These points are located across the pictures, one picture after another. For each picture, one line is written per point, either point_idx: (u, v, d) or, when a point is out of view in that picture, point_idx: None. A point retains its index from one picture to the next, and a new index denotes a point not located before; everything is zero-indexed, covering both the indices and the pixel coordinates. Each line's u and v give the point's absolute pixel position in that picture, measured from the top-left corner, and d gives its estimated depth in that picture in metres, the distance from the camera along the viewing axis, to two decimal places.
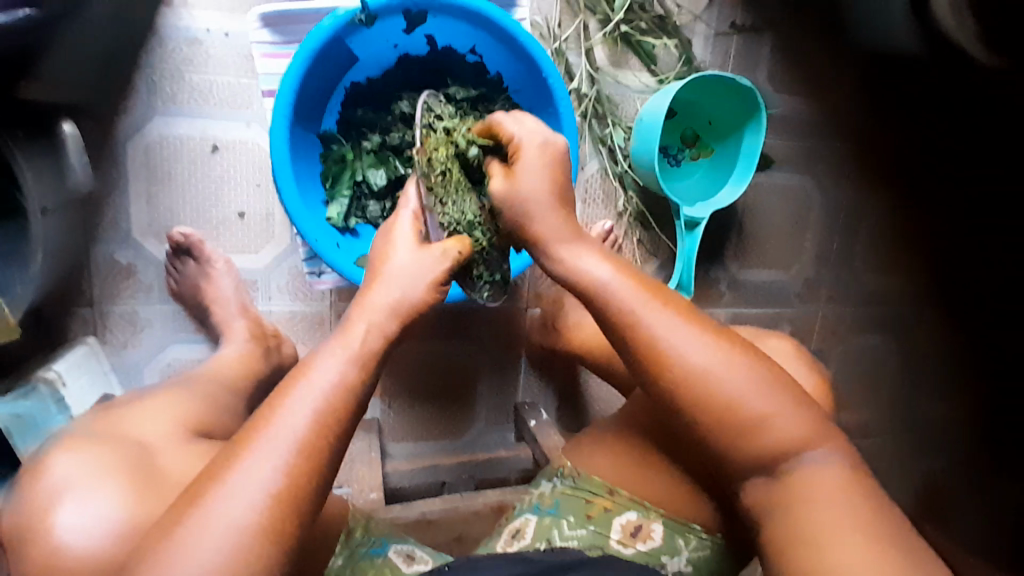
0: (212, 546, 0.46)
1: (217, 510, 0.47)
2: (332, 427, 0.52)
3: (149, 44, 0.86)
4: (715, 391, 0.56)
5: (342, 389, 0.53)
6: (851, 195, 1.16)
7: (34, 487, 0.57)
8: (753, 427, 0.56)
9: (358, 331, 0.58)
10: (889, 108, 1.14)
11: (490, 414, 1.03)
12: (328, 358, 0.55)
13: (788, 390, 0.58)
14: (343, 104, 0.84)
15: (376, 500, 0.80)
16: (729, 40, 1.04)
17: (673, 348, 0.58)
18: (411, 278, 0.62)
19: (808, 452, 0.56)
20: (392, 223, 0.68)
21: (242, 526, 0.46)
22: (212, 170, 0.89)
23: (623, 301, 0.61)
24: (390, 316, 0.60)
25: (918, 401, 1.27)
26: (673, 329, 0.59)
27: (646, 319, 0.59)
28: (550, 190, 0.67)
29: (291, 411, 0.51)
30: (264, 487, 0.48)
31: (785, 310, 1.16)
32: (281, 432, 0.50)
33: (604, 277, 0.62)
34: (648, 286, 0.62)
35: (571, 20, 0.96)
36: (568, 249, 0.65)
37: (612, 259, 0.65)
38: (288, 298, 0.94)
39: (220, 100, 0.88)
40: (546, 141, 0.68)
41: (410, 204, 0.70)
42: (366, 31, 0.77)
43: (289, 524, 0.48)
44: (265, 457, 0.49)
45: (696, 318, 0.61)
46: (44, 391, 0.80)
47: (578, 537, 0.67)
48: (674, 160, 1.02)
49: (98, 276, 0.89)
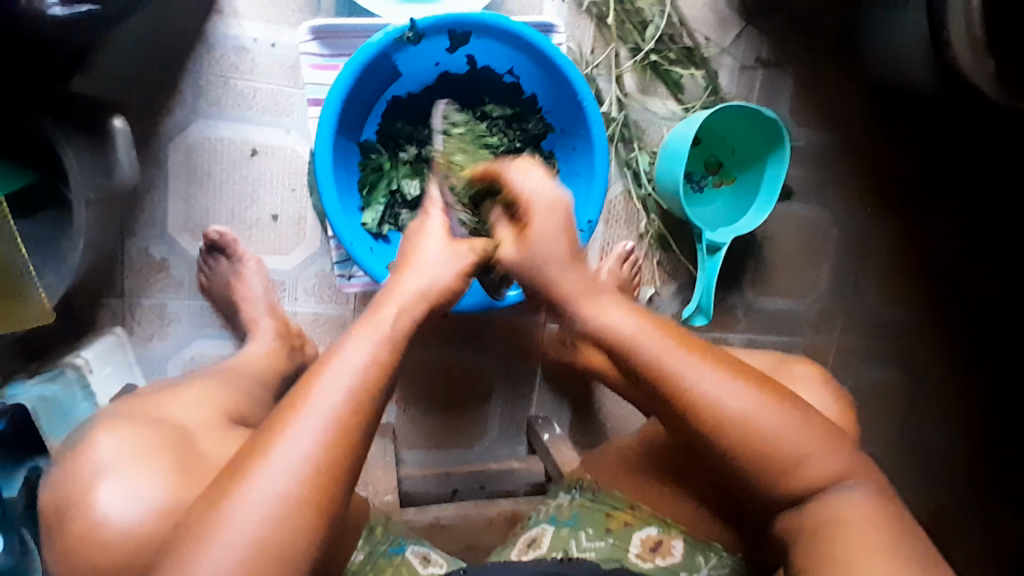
0: (254, 518, 0.47)
1: (253, 496, 0.48)
2: (364, 404, 0.53)
3: (199, 50, 0.90)
4: (754, 436, 0.58)
5: (375, 368, 0.54)
6: (867, 230, 1.18)
7: (71, 466, 0.58)
8: (792, 467, 0.58)
9: (388, 315, 0.58)
10: (907, 147, 1.17)
11: (503, 425, 1.04)
12: (356, 341, 0.56)
13: (819, 430, 0.59)
14: (383, 116, 0.87)
15: (391, 503, 0.80)
16: (755, 73, 1.07)
17: (710, 397, 0.58)
18: (441, 265, 0.65)
19: (844, 485, 0.58)
20: (424, 219, 0.69)
21: (283, 496, 0.48)
22: (250, 172, 0.92)
23: (649, 348, 0.61)
24: (418, 299, 0.62)
25: (929, 438, 1.27)
26: (706, 376, 0.59)
27: (678, 370, 0.60)
28: (563, 248, 0.68)
29: (325, 388, 0.52)
30: (302, 458, 0.49)
31: (800, 339, 1.17)
32: (316, 407, 0.51)
33: (627, 328, 0.63)
34: (667, 330, 0.63)
35: (602, 47, 1.00)
36: (591, 302, 0.66)
37: (635, 310, 0.65)
38: (313, 300, 0.97)
39: (263, 106, 0.92)
40: (553, 200, 0.69)
41: (438, 204, 0.72)
42: (412, 48, 0.81)
43: (323, 508, 0.49)
44: (303, 433, 0.50)
45: (722, 359, 0.62)
46: (71, 376, 0.80)
47: (596, 549, 0.68)
48: (696, 186, 1.04)
49: (132, 268, 0.91)
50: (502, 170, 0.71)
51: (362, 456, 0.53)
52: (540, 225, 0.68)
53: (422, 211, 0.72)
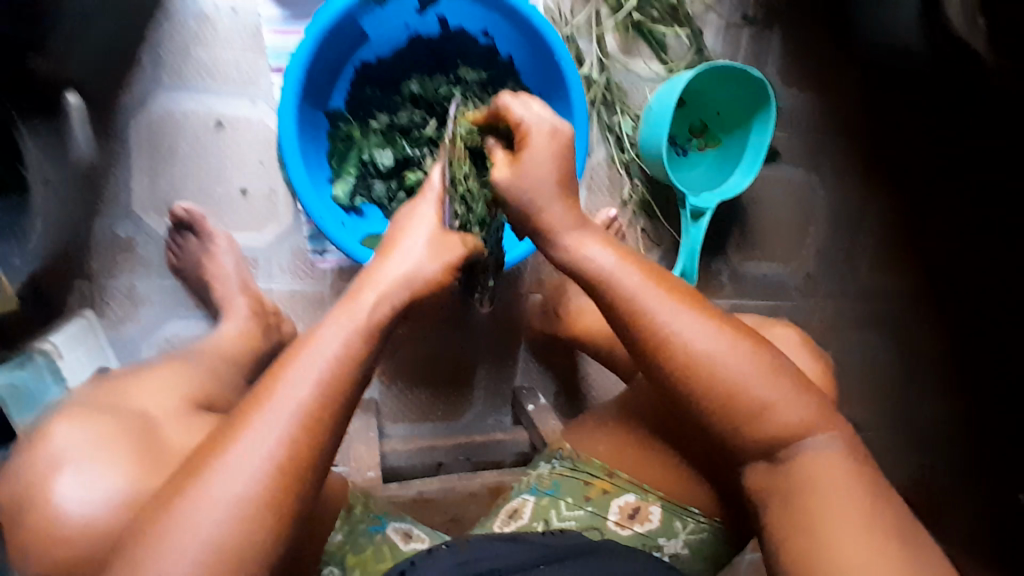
0: (215, 518, 0.46)
1: (216, 488, 0.47)
2: (333, 400, 0.51)
3: (156, 16, 0.85)
4: (719, 376, 0.56)
5: (344, 360, 0.53)
6: (854, 192, 1.16)
7: (36, 453, 0.57)
8: (754, 415, 0.56)
9: (366, 302, 0.56)
10: (895, 106, 1.14)
11: (488, 399, 1.03)
12: (332, 326, 0.54)
13: (792, 379, 0.58)
14: (352, 82, 0.84)
15: (373, 479, 0.79)
16: (740, 32, 1.03)
17: (677, 334, 0.58)
18: (425, 255, 0.61)
19: (808, 439, 0.57)
20: (413, 208, 0.65)
21: (245, 497, 0.47)
22: (216, 145, 0.88)
23: (631, 290, 0.60)
24: (401, 287, 0.58)
25: (914, 399, 1.27)
26: (678, 315, 0.58)
27: (648, 307, 0.59)
28: (555, 176, 0.64)
29: (291, 383, 0.51)
30: (267, 455, 0.48)
31: (786, 304, 1.16)
32: (283, 402, 0.50)
33: (607, 265, 0.62)
34: (647, 270, 0.62)
35: (582, 6, 0.96)
36: (576, 235, 0.64)
37: (614, 246, 0.64)
38: (288, 277, 0.94)
39: (228, 76, 0.88)
40: (554, 125, 0.65)
41: (435, 185, 0.66)
42: (378, 8, 0.77)
43: (287, 502, 0.48)
44: (266, 430, 0.49)
45: (712, 312, 0.60)
46: (40, 362, 0.79)
47: (576, 518, 0.68)
48: (681, 151, 1.01)
49: (100, 249, 0.88)
50: (504, 103, 0.65)
51: (331, 453, 0.51)
52: (535, 150, 0.63)
53: (412, 200, 0.66)
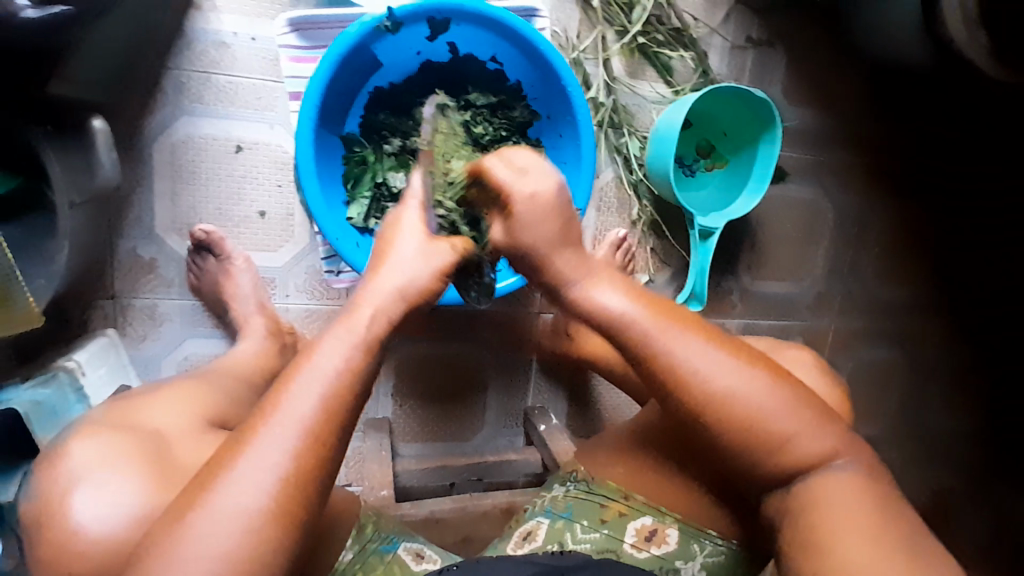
0: (225, 532, 0.47)
1: (227, 500, 0.48)
2: (338, 416, 0.52)
3: (177, 46, 0.88)
4: (737, 411, 0.57)
5: (347, 374, 0.54)
6: (863, 209, 1.16)
7: (55, 469, 0.58)
8: (781, 444, 0.56)
9: (364, 315, 0.57)
10: (901, 124, 1.15)
11: (500, 417, 1.03)
12: (332, 342, 0.55)
13: (806, 408, 0.58)
14: (365, 108, 0.86)
15: (387, 497, 0.80)
16: (745, 54, 1.05)
17: (691, 369, 0.58)
18: (418, 266, 0.62)
19: (829, 466, 0.57)
20: (401, 212, 0.67)
21: (253, 509, 0.48)
22: (234, 169, 0.91)
23: (642, 330, 0.60)
24: (396, 298, 0.60)
25: (928, 417, 1.26)
26: (690, 349, 0.59)
27: (666, 346, 0.59)
28: (555, 231, 0.65)
29: (296, 396, 0.52)
30: (274, 469, 0.49)
31: (796, 322, 1.16)
32: (288, 415, 0.51)
33: (620, 308, 0.62)
34: (661, 308, 0.62)
35: (589, 30, 0.98)
36: (586, 276, 0.64)
37: (626, 287, 0.64)
38: (304, 297, 0.96)
39: (246, 102, 0.91)
40: (535, 191, 0.65)
41: (417, 196, 0.68)
42: (391, 37, 0.79)
43: (296, 522, 0.49)
44: (272, 441, 0.50)
45: (721, 339, 0.61)
46: (64, 379, 0.80)
47: (591, 540, 0.68)
48: (688, 170, 1.02)
49: (120, 270, 0.91)
50: (484, 163, 0.67)
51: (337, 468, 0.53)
52: (524, 217, 0.65)
53: (399, 202, 0.69)
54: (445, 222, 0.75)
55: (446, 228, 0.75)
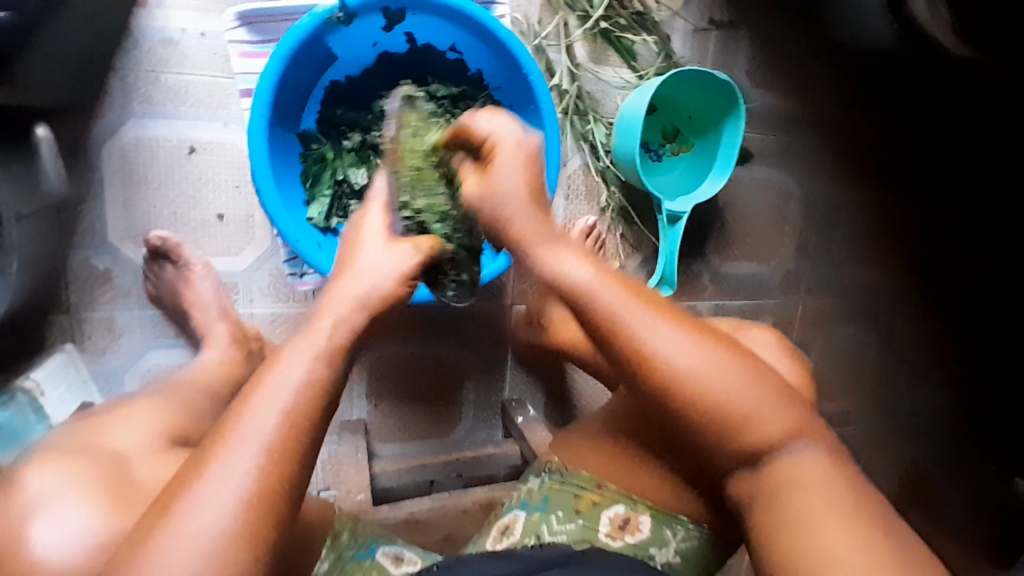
0: (187, 562, 0.45)
1: (185, 527, 0.46)
2: (300, 428, 0.51)
3: (122, 46, 0.84)
4: (703, 390, 0.56)
5: (309, 389, 0.52)
6: (829, 188, 1.17)
7: (8, 495, 0.56)
8: (740, 425, 0.56)
9: (326, 326, 0.56)
10: (862, 102, 1.16)
11: (477, 413, 1.02)
12: (295, 353, 0.53)
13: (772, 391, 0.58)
14: (323, 103, 0.84)
15: (364, 501, 0.79)
16: (708, 36, 1.04)
17: (657, 352, 0.57)
18: (381, 273, 0.61)
19: (789, 448, 0.57)
20: (362, 218, 0.66)
21: (217, 534, 0.46)
22: (189, 171, 0.88)
23: (607, 303, 0.59)
24: (358, 308, 0.58)
25: (896, 387, 1.29)
26: (656, 329, 0.58)
27: (631, 323, 0.58)
28: (524, 188, 0.66)
29: (258, 411, 0.50)
30: (237, 492, 0.47)
31: (767, 301, 1.17)
32: (249, 433, 0.49)
33: (583, 279, 0.61)
34: (626, 284, 0.62)
35: (550, 17, 0.96)
36: (549, 249, 0.64)
37: (593, 262, 0.63)
38: (269, 300, 0.93)
39: (197, 101, 0.87)
40: (519, 139, 0.67)
41: (380, 196, 0.68)
42: (344, 29, 0.77)
43: (267, 543, 0.48)
44: (235, 462, 0.48)
45: (686, 320, 0.60)
46: (21, 400, 0.78)
47: (566, 532, 0.67)
48: (655, 155, 1.02)
49: (75, 283, 0.87)
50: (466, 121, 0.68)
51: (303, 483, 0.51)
52: (505, 157, 0.66)
53: (363, 206, 0.69)
54: (413, 223, 0.72)
55: (415, 230, 0.72)
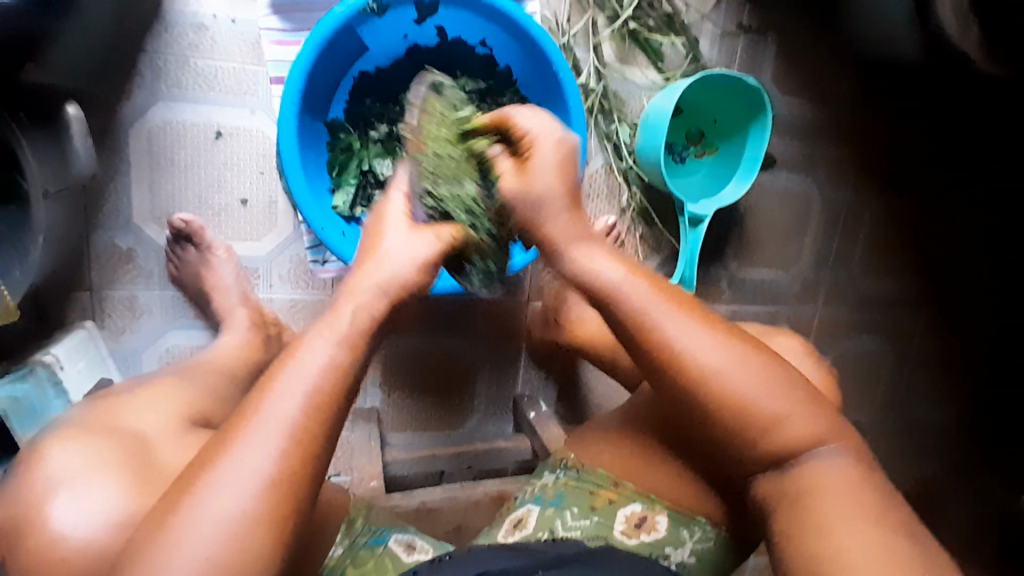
0: (208, 541, 0.45)
1: (207, 505, 0.46)
2: (322, 411, 0.51)
3: (154, 29, 0.85)
4: (730, 395, 0.56)
5: (332, 373, 0.52)
6: (851, 197, 1.16)
7: (34, 472, 0.56)
8: (767, 430, 0.56)
9: (346, 316, 0.56)
10: (888, 113, 1.15)
11: (490, 408, 1.03)
12: (316, 338, 0.54)
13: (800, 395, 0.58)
14: (351, 93, 0.84)
15: (376, 488, 0.80)
16: (736, 40, 1.04)
17: (684, 348, 0.57)
18: (402, 260, 0.61)
19: (817, 452, 0.57)
20: (384, 204, 0.66)
21: (238, 515, 0.46)
22: (215, 156, 0.89)
23: (636, 302, 0.60)
24: (378, 295, 0.58)
25: (909, 401, 1.29)
26: (683, 329, 0.58)
27: (662, 321, 0.58)
28: (559, 190, 0.66)
29: (280, 396, 0.50)
30: (261, 474, 0.47)
31: (784, 308, 1.17)
32: (271, 416, 0.49)
33: (616, 279, 0.61)
34: (654, 283, 0.62)
35: (579, 15, 0.96)
36: (580, 248, 0.64)
37: (623, 258, 0.64)
38: (289, 287, 0.94)
39: (226, 86, 0.88)
40: (557, 139, 0.67)
41: (402, 186, 0.67)
42: (376, 20, 0.77)
43: (287, 523, 0.48)
44: (256, 446, 0.48)
45: (713, 320, 0.60)
46: (42, 374, 0.78)
47: (581, 528, 0.67)
48: (679, 158, 1.01)
49: (99, 262, 0.88)
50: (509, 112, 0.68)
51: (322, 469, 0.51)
52: (542, 157, 0.66)
53: (383, 195, 0.68)
54: (437, 211, 0.69)
55: (438, 216, 0.69)
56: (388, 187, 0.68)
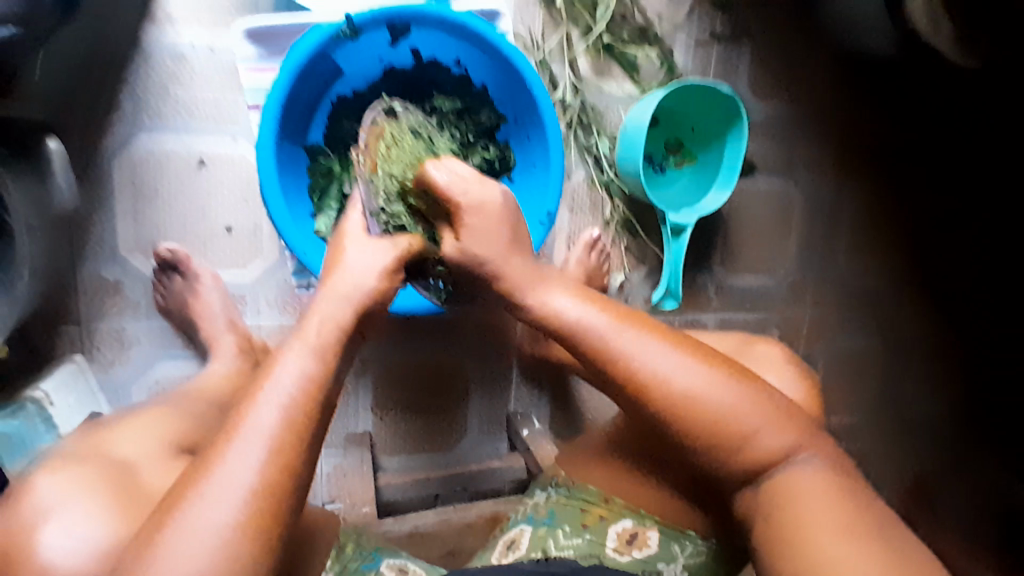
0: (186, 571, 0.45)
1: (184, 535, 0.46)
2: (299, 433, 0.51)
3: (134, 62, 0.85)
4: (701, 409, 0.56)
5: (309, 395, 0.52)
6: (833, 199, 1.17)
7: (22, 500, 0.56)
8: (742, 443, 0.56)
9: (313, 326, 0.57)
10: (866, 114, 1.16)
11: (483, 424, 1.02)
12: (291, 354, 0.54)
13: (773, 407, 0.58)
14: (329, 117, 0.85)
15: (368, 514, 0.77)
16: (710, 49, 1.05)
17: (652, 371, 0.58)
18: (365, 270, 0.62)
19: (791, 463, 0.57)
20: (344, 220, 0.67)
21: (217, 541, 0.46)
22: (198, 184, 0.89)
23: (601, 331, 0.60)
24: (345, 304, 0.59)
25: (903, 398, 1.28)
26: (647, 349, 0.59)
27: (626, 348, 0.59)
28: (505, 238, 0.64)
29: (258, 418, 0.50)
30: (238, 497, 0.47)
31: (772, 312, 1.17)
32: (251, 440, 0.49)
33: (577, 314, 0.61)
34: (618, 312, 0.62)
35: (553, 31, 0.97)
36: (540, 292, 0.63)
37: (584, 294, 0.64)
38: (276, 312, 0.94)
39: (207, 115, 0.88)
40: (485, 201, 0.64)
41: (358, 203, 0.69)
42: (351, 44, 0.78)
43: (267, 551, 0.47)
44: (236, 469, 0.48)
45: (681, 340, 0.61)
46: (32, 410, 0.79)
47: (573, 546, 0.66)
48: (658, 168, 1.02)
49: (86, 294, 0.88)
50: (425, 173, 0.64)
51: (303, 491, 0.51)
52: (474, 226, 0.63)
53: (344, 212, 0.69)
54: (391, 226, 0.71)
55: (392, 229, 0.71)
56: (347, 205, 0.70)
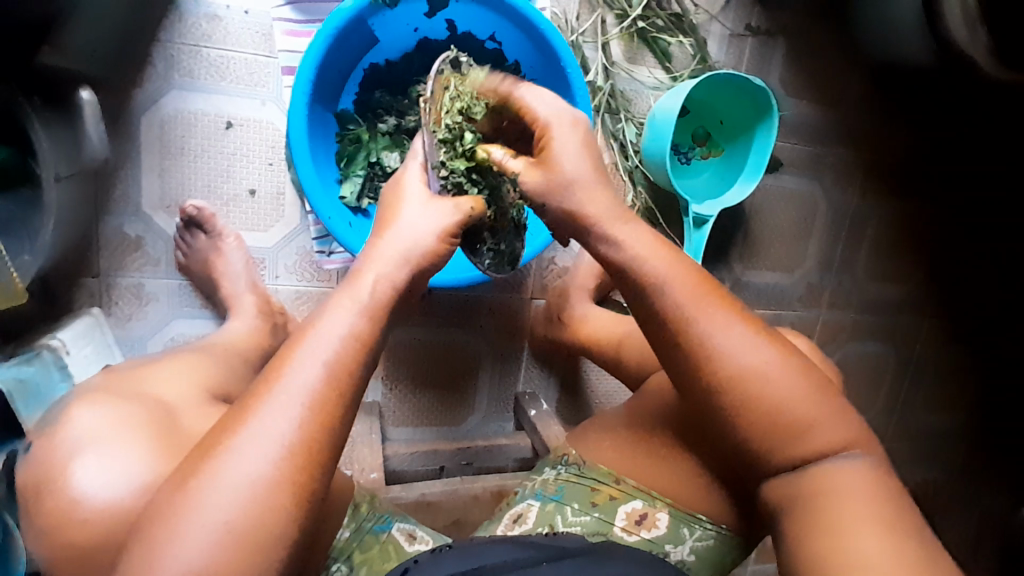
0: (227, 501, 0.46)
1: (217, 479, 0.46)
2: (334, 385, 0.51)
3: (168, 18, 0.86)
4: (762, 399, 0.55)
5: (354, 342, 0.53)
6: (855, 203, 1.16)
7: (52, 439, 0.57)
8: (790, 427, 0.56)
9: (367, 283, 0.56)
10: (894, 119, 1.15)
11: (491, 404, 1.03)
12: (337, 309, 0.54)
13: (819, 397, 0.57)
14: (361, 85, 0.85)
15: (376, 480, 0.81)
16: (744, 42, 1.04)
17: (722, 353, 0.56)
18: (422, 229, 0.61)
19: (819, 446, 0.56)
20: (401, 174, 0.66)
21: (253, 482, 0.47)
22: (225, 145, 0.90)
23: (674, 302, 0.57)
24: (400, 263, 0.59)
25: (910, 408, 1.29)
26: (724, 332, 0.56)
27: (695, 317, 0.57)
28: (588, 168, 0.64)
29: (302, 363, 0.51)
30: (280, 438, 0.48)
31: (787, 312, 1.17)
32: (294, 385, 0.50)
33: (652, 267, 0.59)
34: (697, 279, 0.59)
35: (588, 14, 0.96)
36: (618, 229, 0.61)
37: (659, 241, 0.62)
38: (294, 278, 0.95)
39: (237, 76, 0.89)
40: (570, 119, 0.65)
41: (418, 157, 0.68)
42: (388, 12, 0.78)
43: (305, 492, 0.48)
44: (279, 412, 0.49)
45: (748, 321, 0.58)
46: (47, 358, 0.78)
47: (582, 523, 0.68)
48: (684, 158, 1.02)
49: (106, 248, 0.89)
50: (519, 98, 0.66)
51: (340, 443, 0.51)
52: (561, 143, 0.64)
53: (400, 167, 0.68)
54: (450, 183, 0.71)
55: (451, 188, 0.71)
56: (404, 160, 0.69)
